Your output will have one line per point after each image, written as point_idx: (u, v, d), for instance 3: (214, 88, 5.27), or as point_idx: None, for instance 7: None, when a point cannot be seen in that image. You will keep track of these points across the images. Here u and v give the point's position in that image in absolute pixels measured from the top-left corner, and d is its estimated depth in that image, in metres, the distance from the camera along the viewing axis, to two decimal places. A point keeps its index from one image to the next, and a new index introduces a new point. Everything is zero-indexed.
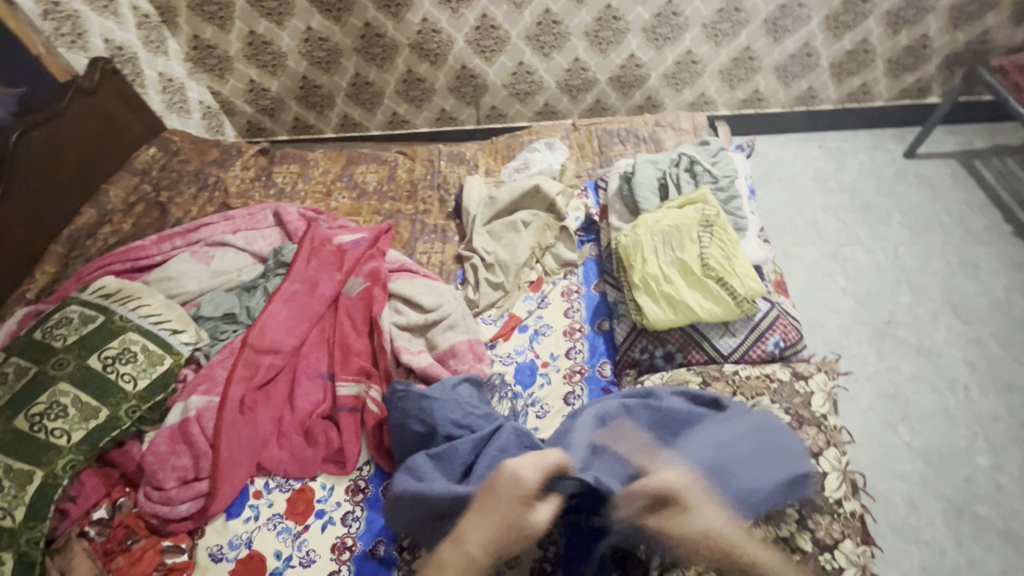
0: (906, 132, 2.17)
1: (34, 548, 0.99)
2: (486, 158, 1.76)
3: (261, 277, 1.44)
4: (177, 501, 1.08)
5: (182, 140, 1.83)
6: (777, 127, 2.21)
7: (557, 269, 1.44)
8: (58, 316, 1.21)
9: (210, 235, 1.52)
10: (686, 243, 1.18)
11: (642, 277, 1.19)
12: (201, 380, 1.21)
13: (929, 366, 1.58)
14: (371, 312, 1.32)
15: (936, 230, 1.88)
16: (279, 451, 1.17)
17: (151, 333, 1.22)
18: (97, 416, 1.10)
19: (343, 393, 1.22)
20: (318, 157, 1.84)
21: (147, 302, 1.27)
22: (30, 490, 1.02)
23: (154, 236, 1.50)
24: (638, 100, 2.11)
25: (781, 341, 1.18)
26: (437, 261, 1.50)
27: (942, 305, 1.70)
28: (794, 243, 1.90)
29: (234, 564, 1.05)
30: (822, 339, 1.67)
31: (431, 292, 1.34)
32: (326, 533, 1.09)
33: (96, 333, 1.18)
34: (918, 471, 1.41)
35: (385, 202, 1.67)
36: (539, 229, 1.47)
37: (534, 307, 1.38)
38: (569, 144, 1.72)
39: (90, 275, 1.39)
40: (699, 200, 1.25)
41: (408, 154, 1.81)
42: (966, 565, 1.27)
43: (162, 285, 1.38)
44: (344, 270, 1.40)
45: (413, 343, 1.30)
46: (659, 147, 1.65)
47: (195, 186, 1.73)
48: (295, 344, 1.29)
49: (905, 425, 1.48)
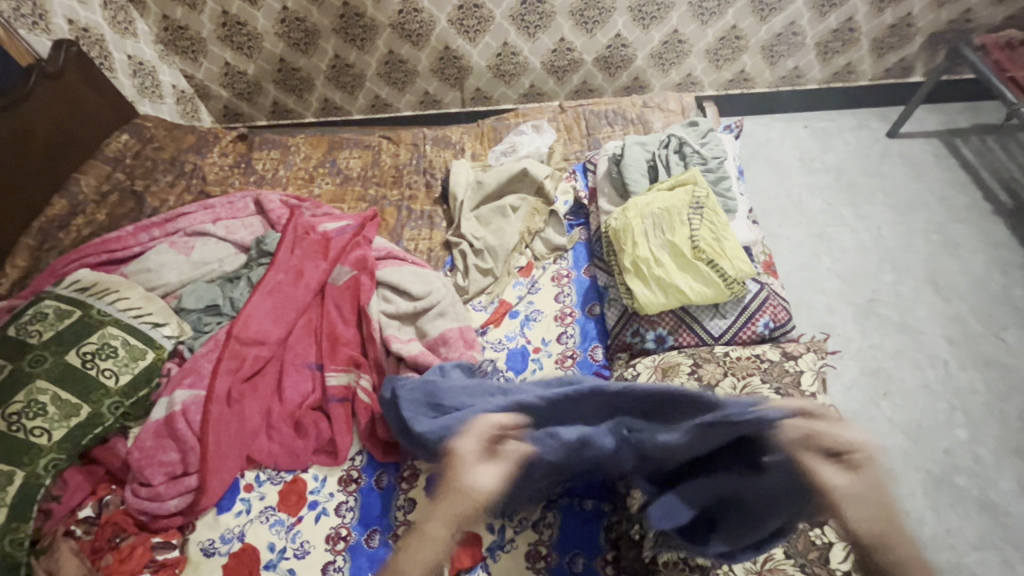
0: (889, 111, 2.18)
1: (19, 549, 0.96)
2: (472, 142, 1.73)
3: (245, 267, 1.41)
4: (166, 497, 1.06)
5: (156, 126, 1.76)
6: (764, 107, 2.20)
7: (546, 254, 1.43)
8: (33, 311, 1.16)
9: (189, 224, 1.47)
10: (677, 225, 1.17)
11: (633, 261, 1.19)
12: (185, 373, 1.18)
13: (911, 343, 1.61)
14: (358, 300, 1.30)
15: (918, 209, 1.90)
16: (269, 444, 1.15)
17: (131, 328, 1.18)
18: (78, 414, 1.07)
19: (333, 383, 1.20)
20: (299, 143, 1.79)
21: (125, 295, 1.23)
22: (12, 490, 0.98)
23: (131, 227, 1.45)
24: (625, 81, 2.09)
25: (770, 322, 1.19)
26: (425, 247, 1.48)
27: (924, 283, 1.73)
28: (781, 224, 1.91)
29: (227, 558, 1.04)
30: (808, 318, 1.69)
31: (420, 279, 1.32)
32: (319, 524, 1.08)
33: (73, 328, 1.14)
34: (900, 445, 1.44)
35: (370, 188, 1.64)
36: (527, 214, 1.45)
37: (525, 292, 1.37)
38: (556, 126, 1.70)
39: (65, 267, 1.34)
40: (689, 181, 1.24)
41: (392, 138, 1.77)
42: (944, 534, 1.32)
43: (141, 277, 1.34)
44: (329, 258, 1.37)
45: (403, 331, 1.28)
46: (647, 129, 1.63)
47: (171, 174, 1.67)
48: (282, 335, 1.27)
49: (887, 401, 1.52)
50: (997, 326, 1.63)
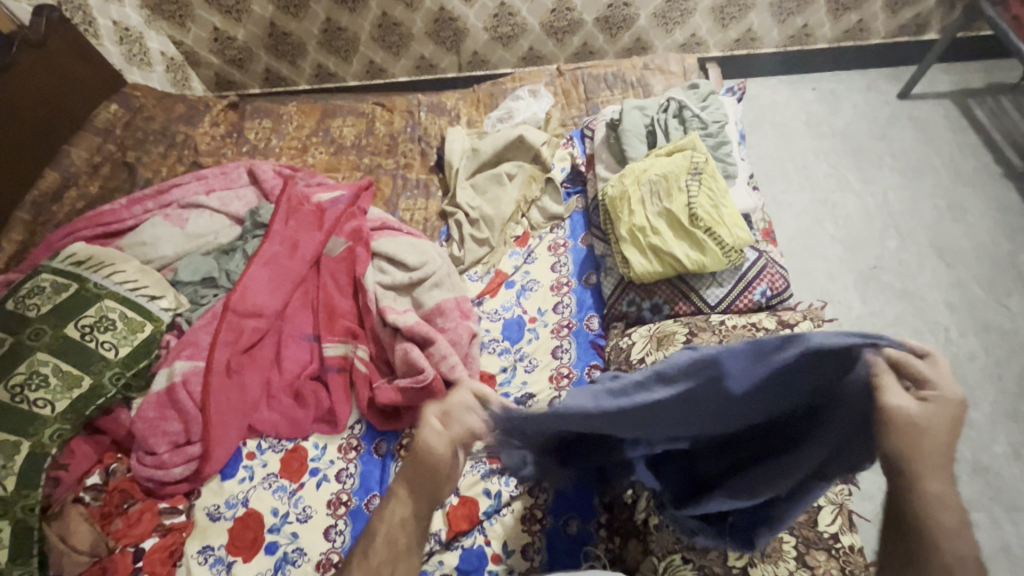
0: (901, 72, 2.10)
1: (31, 514, 0.99)
2: (468, 108, 1.69)
3: (240, 239, 1.40)
4: (170, 465, 1.09)
5: (145, 96, 1.72)
6: (771, 68, 2.13)
7: (543, 223, 1.41)
8: (30, 285, 1.17)
9: (182, 196, 1.46)
10: (674, 192, 1.15)
11: (629, 229, 1.17)
12: (184, 345, 1.19)
13: (912, 310, 1.60)
14: (354, 272, 1.29)
15: (925, 173, 1.86)
16: (270, 413, 1.17)
17: (129, 301, 1.19)
18: (80, 385, 1.09)
19: (330, 354, 1.22)
20: (291, 111, 1.75)
21: (121, 268, 1.23)
22: (19, 459, 1.01)
23: (124, 199, 1.44)
24: (627, 42, 2.01)
25: (767, 290, 1.18)
26: (420, 218, 1.46)
27: (928, 250, 1.70)
28: (786, 189, 1.87)
29: (232, 522, 1.07)
30: (809, 286, 1.67)
31: (416, 250, 1.31)
32: (321, 490, 1.11)
33: (71, 301, 1.15)
34: None
35: (364, 157, 1.61)
36: (524, 182, 1.43)
37: (521, 263, 1.36)
38: (554, 91, 1.65)
39: (60, 241, 1.34)
40: (688, 147, 1.21)
41: (386, 105, 1.72)
42: None
43: (136, 250, 1.33)
44: (324, 230, 1.36)
45: (399, 303, 1.27)
46: (648, 92, 1.58)
47: (163, 145, 1.64)
48: (278, 307, 1.27)
49: None
50: (1001, 292, 1.61)
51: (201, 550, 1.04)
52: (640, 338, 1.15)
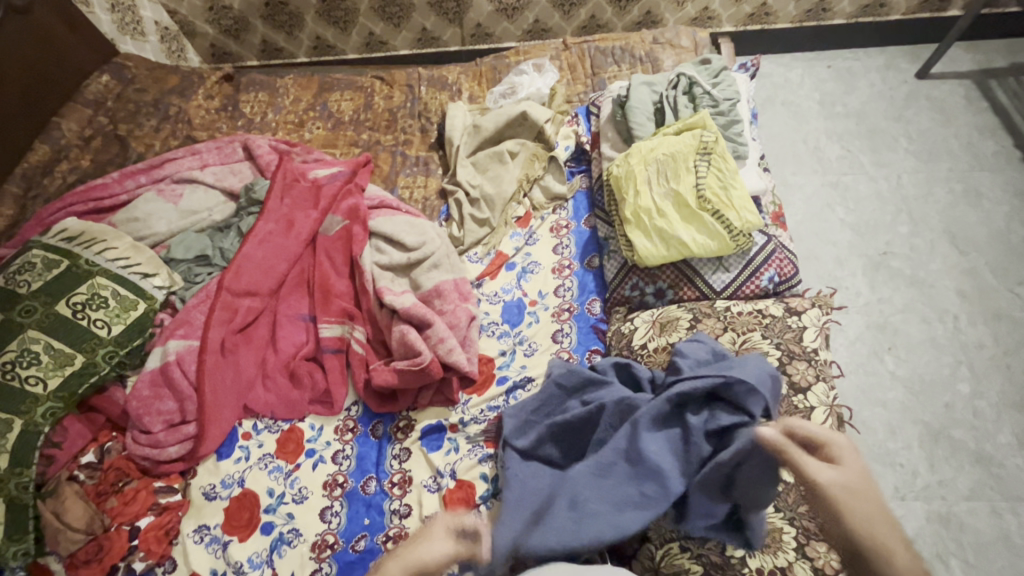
0: (921, 49, 2.02)
1: (24, 492, 0.99)
2: (470, 83, 1.63)
3: (235, 216, 1.37)
4: (165, 444, 1.08)
5: (137, 66, 1.67)
6: (785, 44, 2.05)
7: (546, 203, 1.37)
8: (20, 261, 1.14)
9: (175, 171, 1.42)
10: (682, 173, 1.11)
11: (634, 211, 1.13)
12: (178, 324, 1.17)
13: (921, 298, 1.57)
14: (351, 251, 1.26)
15: (941, 156, 1.80)
16: (265, 393, 1.16)
17: (121, 278, 1.16)
18: (72, 363, 1.07)
19: (327, 335, 1.19)
20: (288, 84, 1.69)
21: (113, 245, 1.20)
22: (11, 437, 1.00)
23: (116, 173, 1.40)
24: (636, 15, 1.93)
25: (776, 276, 1.14)
26: (420, 196, 1.42)
27: (940, 235, 1.66)
28: (796, 171, 1.82)
29: (228, 502, 1.07)
30: (817, 271, 1.64)
31: (414, 230, 1.28)
32: (317, 471, 1.10)
33: (62, 278, 1.12)
34: (899, 399, 1.44)
35: (362, 132, 1.56)
36: (526, 160, 1.38)
37: (522, 244, 1.32)
38: (559, 65, 1.59)
39: (51, 216, 1.31)
40: (698, 125, 1.16)
41: (386, 78, 1.67)
42: (936, 485, 1.33)
43: (129, 226, 1.30)
44: (320, 207, 1.33)
45: (397, 283, 1.24)
46: (657, 68, 1.52)
47: (156, 117, 1.60)
48: (274, 286, 1.25)
49: (890, 354, 1.49)
50: (1013, 281, 1.57)
51: (197, 529, 1.04)
52: (643, 323, 1.12)
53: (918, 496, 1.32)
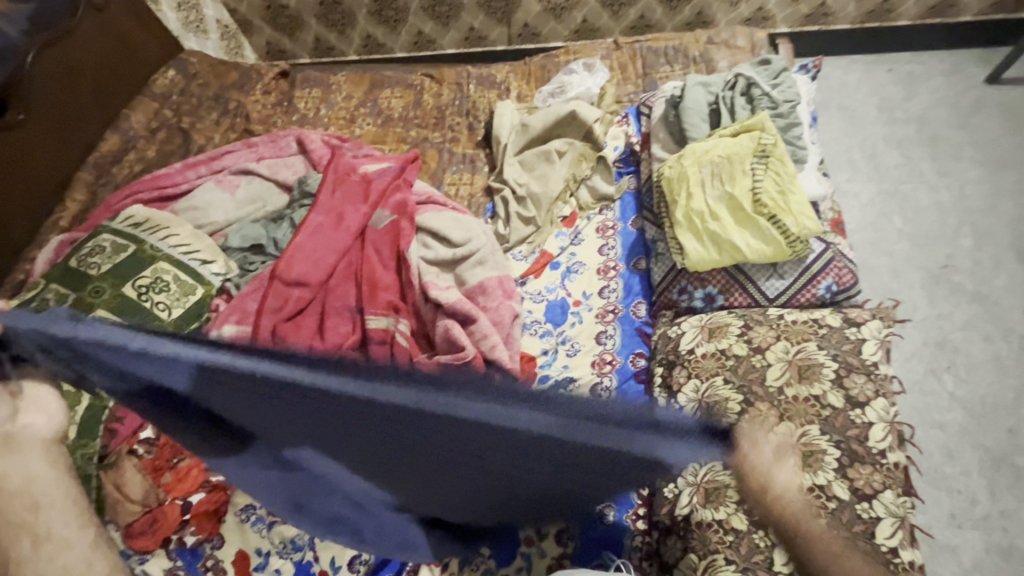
0: (994, 52, 1.90)
1: (88, 463, 1.04)
2: (519, 82, 1.63)
3: (287, 208, 1.41)
4: None
5: (200, 62, 1.74)
6: (844, 47, 1.98)
7: (591, 203, 1.36)
8: (92, 244, 1.20)
9: (233, 162, 1.48)
10: (737, 174, 1.08)
11: (686, 213, 1.11)
12: (232, 311, 1.21)
13: (984, 314, 1.48)
14: (398, 245, 1.27)
15: (1014, 166, 1.69)
16: None
17: (182, 264, 1.22)
18: None
19: (372, 326, 1.18)
20: (340, 80, 1.73)
21: (176, 232, 1.26)
22: (80, 409, 1.06)
23: (179, 164, 1.47)
24: (687, 16, 1.91)
25: (834, 285, 1.10)
26: (465, 193, 1.44)
27: (1009, 250, 1.56)
28: (854, 178, 1.75)
29: None
30: (870, 283, 1.57)
31: (460, 226, 1.28)
32: None
33: (130, 261, 1.18)
34: (957, 421, 1.36)
35: (411, 129, 1.59)
36: (574, 159, 1.38)
37: (567, 244, 1.31)
38: (609, 65, 1.57)
39: (118, 203, 1.37)
40: (756, 127, 1.13)
41: (435, 76, 1.69)
42: (997, 514, 1.25)
43: (189, 215, 1.36)
44: (369, 202, 1.34)
45: (442, 279, 1.25)
46: (710, 69, 1.49)
47: (217, 111, 1.66)
48: (323, 277, 1.26)
49: (950, 373, 1.41)
50: None
51: (243, 508, 1.07)
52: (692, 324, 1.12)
53: (976, 525, 1.24)
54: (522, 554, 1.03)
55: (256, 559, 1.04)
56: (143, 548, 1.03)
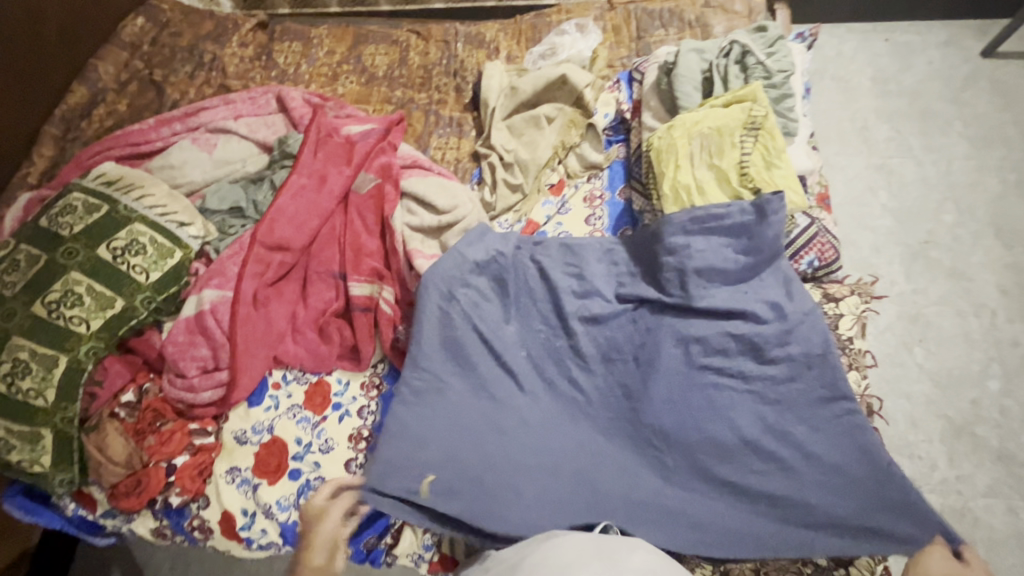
0: (990, 25, 1.88)
1: (70, 425, 1.04)
2: (509, 42, 1.57)
3: (268, 169, 1.36)
4: (199, 389, 1.12)
5: (171, 9, 1.64)
6: (844, 14, 1.93)
7: (580, 171, 1.33)
8: (62, 202, 1.16)
9: (210, 120, 1.41)
10: (726, 148, 1.09)
11: (673, 186, 1.11)
12: (212, 274, 1.19)
13: (958, 290, 1.52)
14: (382, 211, 1.26)
15: (998, 143, 1.70)
16: (295, 347, 1.18)
17: (158, 225, 1.18)
18: (114, 307, 1.10)
19: (356, 293, 1.20)
20: (321, 34, 1.65)
21: (150, 192, 1.21)
22: (57, 373, 1.05)
23: (152, 120, 1.40)
24: None
25: (815, 261, 1.09)
26: (452, 158, 1.40)
27: (987, 227, 1.59)
28: (845, 150, 1.74)
29: (258, 447, 1.10)
30: (851, 258, 1.58)
31: (446, 192, 1.27)
32: (342, 424, 1.13)
33: (103, 222, 1.14)
34: (924, 392, 1.41)
35: (396, 89, 1.53)
36: (563, 126, 1.34)
37: (554, 213, 1.29)
38: (602, 26, 1.52)
39: (90, 161, 1.31)
40: (747, 98, 1.12)
41: (422, 33, 1.62)
42: (952, 479, 1.32)
43: (164, 173, 1.30)
44: (353, 164, 1.31)
45: (427, 246, 1.24)
46: (706, 34, 1.45)
47: (190, 65, 1.58)
48: (305, 242, 1.25)
49: (920, 346, 1.46)
50: None
51: (229, 471, 1.09)
52: (672, 271, 1.06)
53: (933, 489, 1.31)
54: None
55: (242, 520, 1.06)
56: (129, 508, 1.05)
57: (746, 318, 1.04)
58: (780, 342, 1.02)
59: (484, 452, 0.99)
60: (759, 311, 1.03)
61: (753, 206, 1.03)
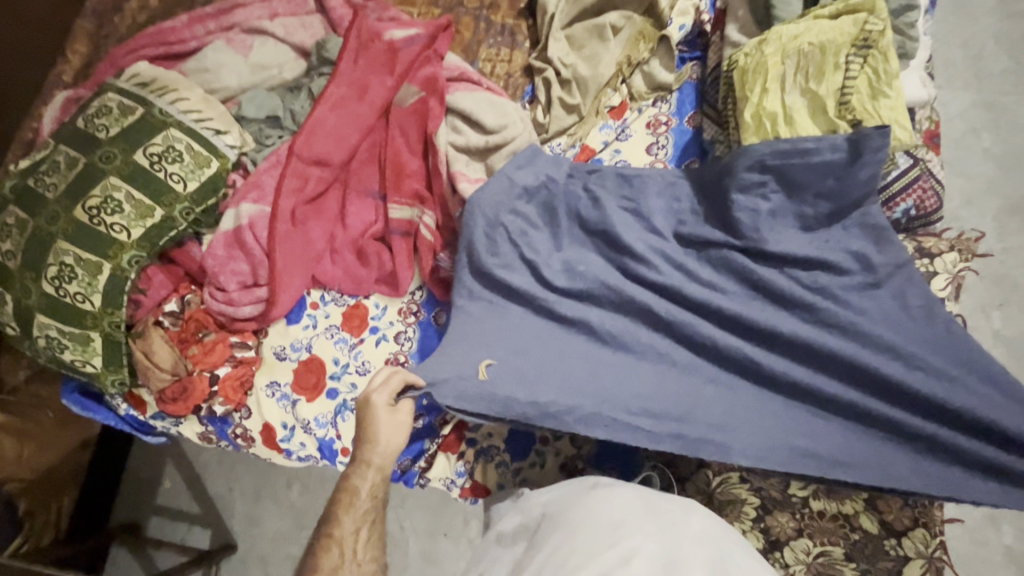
0: None
1: (117, 330, 1.06)
2: None
3: (305, 77, 1.27)
4: (239, 303, 1.11)
5: None
6: None
7: (646, 93, 1.19)
8: (98, 103, 1.12)
9: (245, 19, 1.30)
10: (827, 70, 0.94)
11: (755, 113, 0.98)
12: (250, 187, 1.15)
13: None
14: (426, 128, 1.17)
15: None
16: (333, 267, 1.15)
17: (194, 132, 1.12)
18: (153, 216, 1.07)
19: (396, 215, 1.15)
20: None
21: (185, 96, 1.15)
22: (102, 279, 1.05)
23: (185, 16, 1.30)
24: None
25: (912, 209, 0.96)
26: (503, 72, 1.27)
27: None
28: (953, 80, 1.45)
29: (297, 364, 1.11)
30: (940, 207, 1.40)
31: (495, 109, 1.15)
32: (380, 348, 1.12)
33: (138, 126, 1.09)
34: (995, 360, 1.29)
35: None
36: (630, 39, 1.19)
37: (612, 139, 1.18)
38: None
39: (123, 59, 1.25)
40: (862, 8, 0.95)
41: None
42: None
43: (199, 76, 1.23)
44: (396, 74, 1.21)
45: (472, 168, 1.15)
46: None
47: None
48: (345, 157, 1.18)
49: (1001, 311, 1.32)
50: None
51: (270, 385, 1.11)
52: (744, 212, 0.95)
53: None
54: (536, 452, 1.05)
55: (282, 433, 1.09)
56: (175, 413, 1.09)
57: (828, 268, 0.92)
58: (862, 292, 0.90)
59: (546, 364, 0.96)
60: (843, 263, 0.91)
61: (847, 141, 0.88)
